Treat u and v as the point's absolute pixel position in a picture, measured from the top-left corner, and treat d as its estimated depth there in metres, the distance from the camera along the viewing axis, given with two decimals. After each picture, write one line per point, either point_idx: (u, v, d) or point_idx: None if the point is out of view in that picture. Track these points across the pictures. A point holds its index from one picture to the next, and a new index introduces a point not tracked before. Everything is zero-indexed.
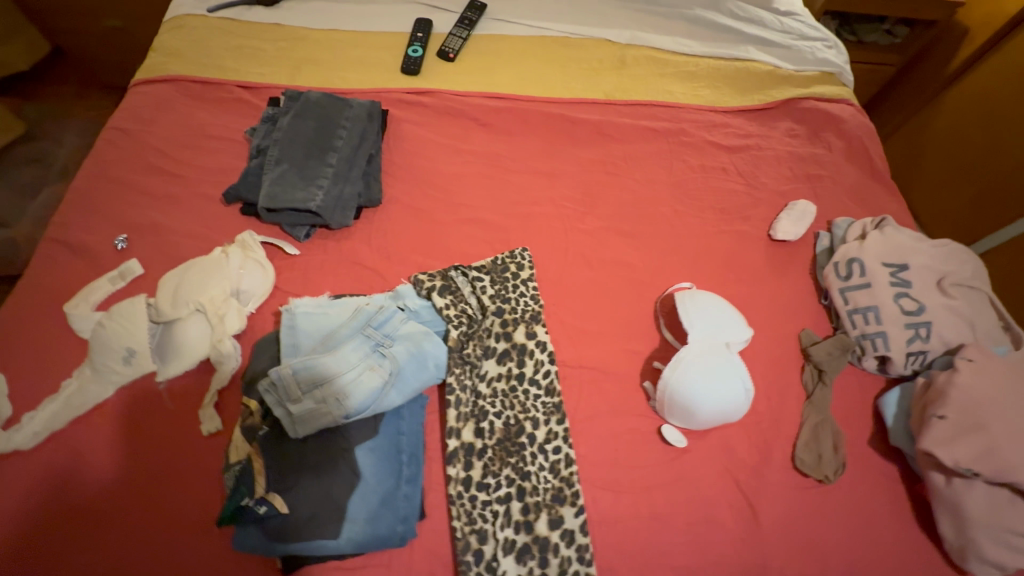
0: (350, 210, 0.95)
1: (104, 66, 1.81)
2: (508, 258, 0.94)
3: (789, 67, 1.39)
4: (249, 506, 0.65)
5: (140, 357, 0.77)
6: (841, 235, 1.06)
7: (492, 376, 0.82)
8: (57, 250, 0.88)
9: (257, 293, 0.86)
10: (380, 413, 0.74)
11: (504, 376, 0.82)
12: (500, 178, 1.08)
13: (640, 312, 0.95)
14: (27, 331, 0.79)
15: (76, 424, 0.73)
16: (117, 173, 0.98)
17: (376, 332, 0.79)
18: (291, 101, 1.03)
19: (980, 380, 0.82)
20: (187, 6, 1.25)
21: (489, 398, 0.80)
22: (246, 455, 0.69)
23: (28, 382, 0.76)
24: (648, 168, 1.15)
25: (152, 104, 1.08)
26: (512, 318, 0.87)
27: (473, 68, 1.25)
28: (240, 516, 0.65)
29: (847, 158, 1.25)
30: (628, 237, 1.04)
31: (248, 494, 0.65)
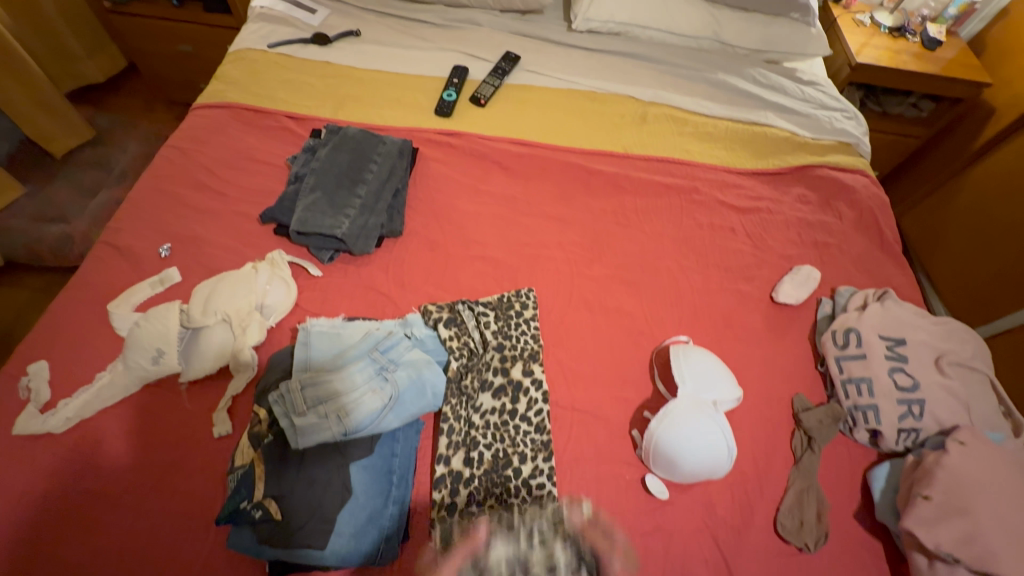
0: (372, 239, 1.02)
1: (170, 83, 1.99)
2: (514, 297, 0.99)
3: (806, 134, 1.44)
4: (246, 509, 0.70)
5: (167, 357, 0.83)
6: (843, 303, 1.08)
7: (485, 409, 0.86)
8: (108, 253, 0.98)
9: (280, 308, 0.93)
10: (376, 433, 0.79)
11: (497, 411, 0.87)
12: (515, 220, 1.15)
13: (635, 361, 0.98)
14: (73, 324, 0.88)
15: (103, 413, 0.80)
16: (170, 187, 1.08)
17: (381, 356, 0.84)
18: (332, 135, 1.13)
19: (970, 464, 0.82)
20: (250, 41, 1.39)
21: (480, 429, 0.84)
22: (250, 460, 0.75)
23: (66, 370, 0.83)
24: (658, 221, 1.20)
25: (208, 127, 1.19)
26: (510, 354, 0.91)
27: (502, 115, 1.34)
28: (236, 518, 0.70)
29: (857, 227, 1.28)
30: (631, 287, 1.08)
31: (247, 497, 0.71)
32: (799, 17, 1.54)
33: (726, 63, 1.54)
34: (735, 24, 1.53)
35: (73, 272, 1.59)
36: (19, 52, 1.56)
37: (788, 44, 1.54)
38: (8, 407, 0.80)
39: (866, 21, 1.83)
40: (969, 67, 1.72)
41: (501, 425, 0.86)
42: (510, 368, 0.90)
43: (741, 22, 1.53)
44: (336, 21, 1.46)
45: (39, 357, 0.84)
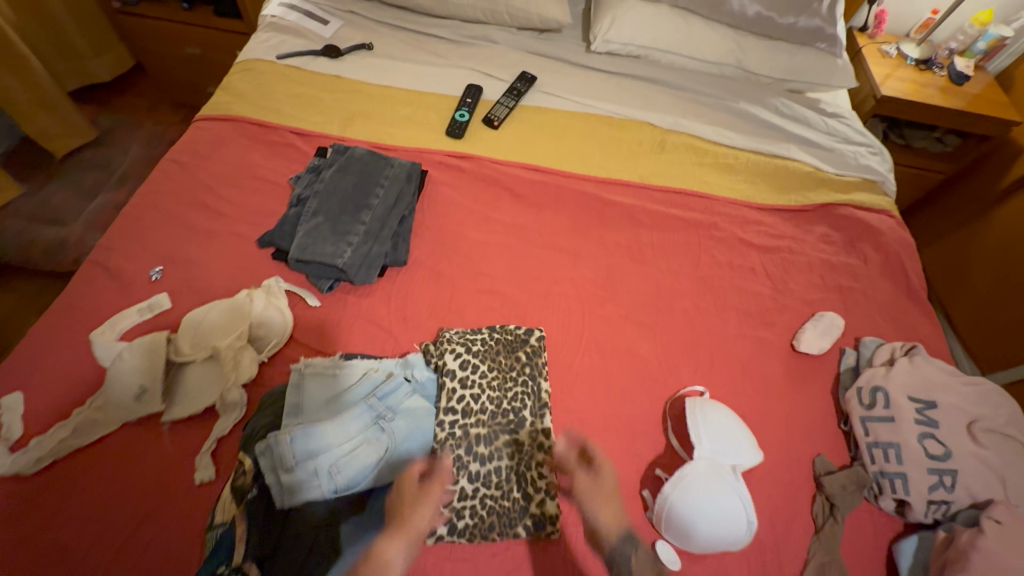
0: (375, 269, 0.97)
1: (178, 87, 1.95)
2: (521, 336, 0.93)
3: (830, 168, 1.38)
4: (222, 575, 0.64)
5: (151, 395, 0.78)
6: (868, 355, 1.02)
7: (485, 449, 0.80)
8: (96, 273, 0.93)
9: (274, 342, 0.87)
10: (370, 489, 0.74)
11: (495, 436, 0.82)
12: (526, 252, 1.09)
13: (647, 411, 0.93)
14: (52, 352, 0.83)
15: (78, 453, 0.75)
16: (166, 204, 1.03)
17: (379, 402, 0.79)
18: (339, 156, 1.08)
19: (1007, 547, 0.75)
20: (259, 51, 1.34)
21: (478, 458, 0.80)
22: (232, 517, 0.68)
23: (41, 404, 0.78)
24: (675, 258, 1.14)
25: (209, 141, 1.14)
26: (513, 395, 0.85)
27: (515, 138, 1.29)
28: None
29: (882, 272, 1.22)
30: (645, 329, 1.03)
31: (225, 562, 0.64)
32: (826, 48, 1.49)
33: (748, 92, 1.49)
34: (760, 51, 1.48)
35: (65, 278, 1.54)
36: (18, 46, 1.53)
37: (814, 74, 1.49)
38: None
39: (893, 51, 1.78)
40: (996, 103, 1.67)
41: (502, 471, 0.80)
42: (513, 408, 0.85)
43: (765, 50, 1.48)
44: (349, 34, 1.41)
45: (14, 388, 0.79)
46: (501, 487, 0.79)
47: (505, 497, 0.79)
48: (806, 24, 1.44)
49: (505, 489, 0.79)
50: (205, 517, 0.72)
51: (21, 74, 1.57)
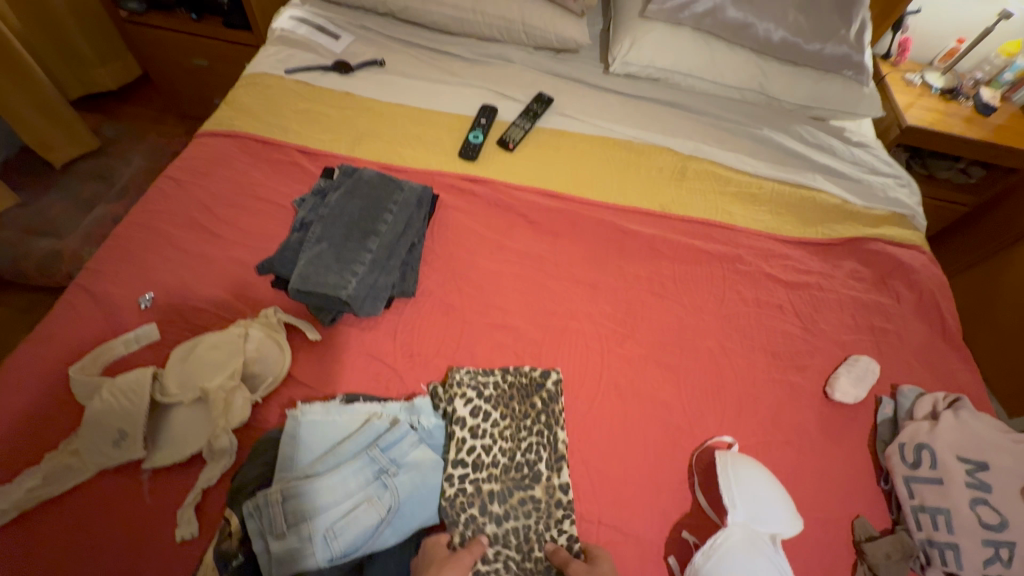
0: (381, 300, 0.90)
1: (184, 96, 1.91)
2: (537, 379, 0.85)
3: (858, 201, 1.32)
4: None
5: (131, 441, 0.70)
6: (908, 406, 0.95)
7: (499, 508, 0.74)
8: (81, 299, 0.86)
9: (270, 380, 0.81)
10: (371, 553, 0.67)
11: (508, 494, 0.75)
12: (541, 284, 1.03)
13: (670, 463, 0.86)
14: (28, 389, 0.76)
15: (50, 505, 0.68)
16: (160, 224, 0.97)
17: (381, 454, 0.72)
18: (345, 177, 1.02)
19: None
20: (267, 64, 1.29)
21: (493, 517, 0.73)
22: None
23: (12, 448, 0.71)
24: (698, 294, 1.08)
25: (210, 157, 1.09)
26: (528, 446, 0.78)
27: (531, 162, 1.24)
28: None
29: (917, 312, 1.15)
30: (668, 371, 0.96)
31: None
32: (853, 75, 1.43)
33: (771, 118, 1.45)
34: (784, 77, 1.43)
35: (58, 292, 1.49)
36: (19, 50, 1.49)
37: (839, 102, 1.44)
38: None
39: (916, 80, 1.73)
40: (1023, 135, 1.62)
41: (520, 531, 0.73)
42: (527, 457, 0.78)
43: (791, 75, 1.43)
44: (361, 49, 1.37)
45: None
46: (520, 550, 0.72)
47: (524, 563, 0.72)
48: (834, 50, 1.38)
49: (524, 552, 0.72)
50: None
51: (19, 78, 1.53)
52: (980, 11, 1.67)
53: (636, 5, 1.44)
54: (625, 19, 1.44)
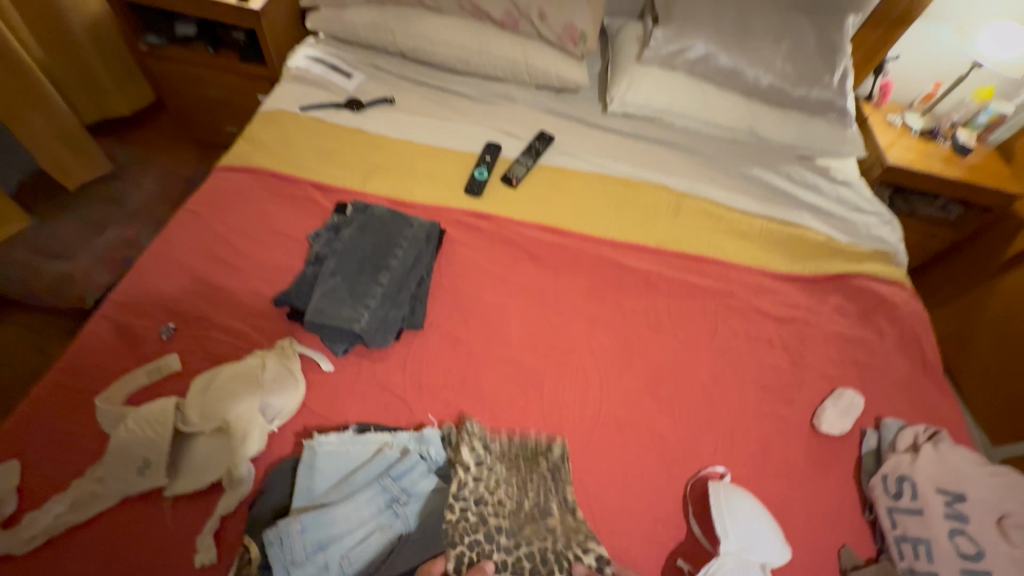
0: (391, 333, 0.95)
1: (196, 124, 1.97)
2: (542, 446, 0.85)
3: (842, 239, 1.40)
4: None
5: (155, 469, 0.74)
6: (891, 438, 1.00)
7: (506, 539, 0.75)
8: (106, 329, 0.90)
9: (285, 410, 0.85)
10: None
11: (512, 530, 0.76)
12: (543, 318, 1.08)
13: (666, 493, 0.90)
14: (55, 417, 0.79)
15: (75, 531, 0.71)
16: (181, 257, 1.01)
17: (393, 483, 0.76)
18: (358, 214, 1.07)
19: None
20: (283, 102, 1.36)
21: (500, 548, 0.74)
22: None
23: (40, 476, 0.74)
24: (692, 328, 1.13)
25: (229, 192, 1.14)
26: (535, 494, 0.80)
27: (533, 197, 1.30)
28: None
29: (899, 346, 1.21)
30: (664, 403, 1.01)
31: None
32: (836, 118, 1.52)
33: (761, 158, 1.53)
34: (773, 119, 1.52)
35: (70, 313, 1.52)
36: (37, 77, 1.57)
37: (825, 142, 1.52)
38: None
39: (897, 122, 1.82)
40: (998, 176, 1.71)
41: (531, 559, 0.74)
42: (537, 504, 0.80)
43: (778, 117, 1.52)
44: (372, 88, 1.44)
45: (11, 456, 0.76)
46: None
47: None
48: (818, 96, 1.48)
49: None
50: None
51: (34, 98, 1.59)
52: (955, 59, 1.78)
53: (632, 52, 1.54)
54: (623, 64, 1.52)
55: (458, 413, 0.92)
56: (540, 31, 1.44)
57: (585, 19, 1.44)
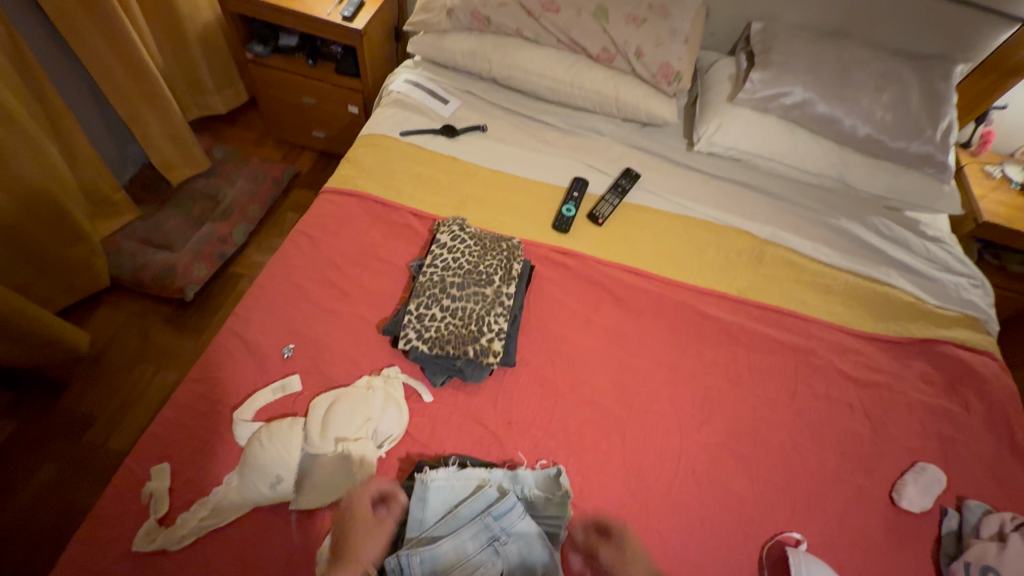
0: (487, 367, 1.01)
1: (286, 126, 2.05)
2: (505, 289, 1.09)
3: (931, 301, 1.35)
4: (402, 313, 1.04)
5: (285, 484, 0.84)
6: (974, 522, 1.00)
7: (456, 271, 1.09)
8: (236, 344, 1.00)
9: (393, 435, 0.93)
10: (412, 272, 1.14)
11: (459, 278, 1.08)
12: (626, 363, 1.12)
13: (741, 553, 0.94)
14: (197, 426, 0.90)
15: (215, 533, 0.81)
16: (297, 280, 1.10)
17: (494, 522, 0.84)
18: (441, 250, 1.13)
19: None
20: (383, 126, 1.43)
21: (446, 284, 1.07)
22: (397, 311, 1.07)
23: (187, 480, 0.85)
24: (772, 385, 1.14)
25: (336, 216, 1.22)
26: (489, 269, 1.11)
27: (616, 236, 1.33)
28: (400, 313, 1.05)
29: (987, 423, 1.17)
30: (741, 461, 1.03)
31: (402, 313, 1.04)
32: (933, 173, 1.46)
33: (849, 208, 1.50)
34: (864, 168, 1.48)
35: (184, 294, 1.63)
36: (156, 77, 1.66)
37: (917, 197, 1.48)
38: (129, 514, 0.82)
39: (996, 172, 1.72)
40: None
41: (463, 301, 1.06)
42: (487, 274, 1.10)
43: (871, 168, 1.48)
44: (466, 114, 1.50)
45: (161, 460, 0.87)
46: (453, 326, 1.03)
47: (459, 339, 1.01)
48: (917, 149, 1.43)
49: (461, 316, 1.04)
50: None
51: (152, 102, 1.71)
52: None
53: (725, 91, 1.53)
54: (713, 103, 1.52)
55: (546, 453, 0.97)
56: (635, 68, 1.46)
57: (681, 59, 1.45)
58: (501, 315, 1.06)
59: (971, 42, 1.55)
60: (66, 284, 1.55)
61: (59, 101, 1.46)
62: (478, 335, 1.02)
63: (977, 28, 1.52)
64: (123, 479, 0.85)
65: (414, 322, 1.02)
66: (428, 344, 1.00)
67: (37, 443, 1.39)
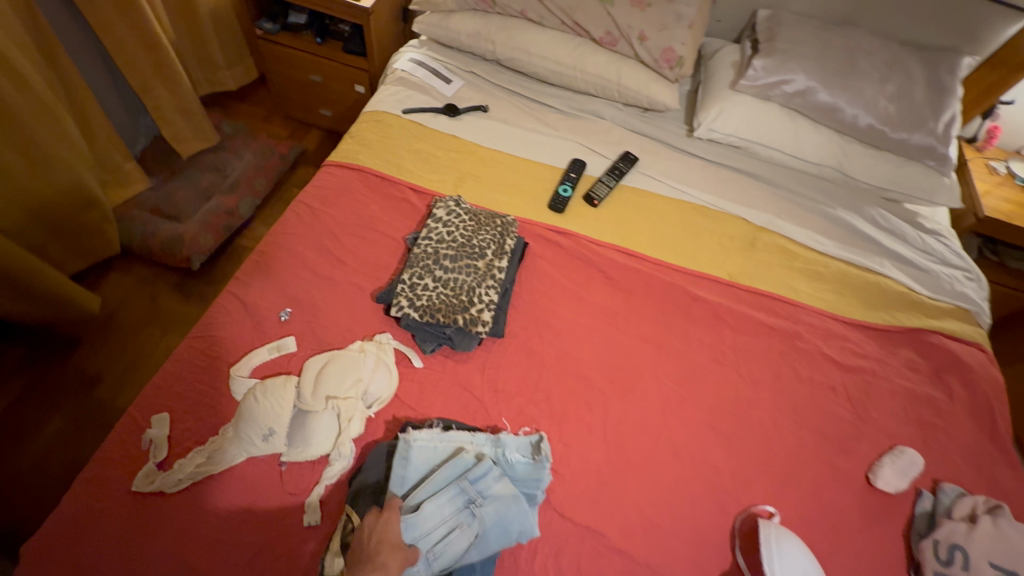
0: (476, 337, 1.04)
1: (294, 104, 2.08)
2: (497, 262, 1.12)
3: (923, 291, 1.36)
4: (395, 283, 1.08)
5: (277, 438, 0.89)
6: (947, 503, 1.02)
7: (450, 243, 1.12)
8: (235, 306, 1.04)
9: (382, 397, 0.97)
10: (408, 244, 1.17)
11: (452, 250, 1.11)
12: (613, 339, 1.14)
13: (715, 522, 0.97)
14: (196, 380, 0.94)
15: (209, 479, 0.86)
16: (297, 248, 1.14)
17: (470, 486, 0.88)
18: (437, 223, 1.16)
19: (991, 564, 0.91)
20: (386, 103, 1.46)
21: (440, 256, 1.10)
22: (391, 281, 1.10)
23: (185, 429, 0.90)
24: (756, 366, 1.17)
25: (337, 188, 1.25)
26: (482, 243, 1.14)
27: (611, 218, 1.35)
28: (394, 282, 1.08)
29: (970, 412, 1.19)
30: (721, 436, 1.06)
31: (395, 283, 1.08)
32: (934, 165, 1.46)
33: (848, 198, 1.50)
34: (865, 159, 1.48)
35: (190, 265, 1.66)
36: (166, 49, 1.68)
37: (917, 189, 1.48)
38: (130, 458, 0.87)
39: (1001, 168, 1.71)
40: None
41: (456, 273, 1.09)
42: (480, 248, 1.13)
43: (871, 159, 1.48)
44: (469, 94, 1.51)
45: (161, 409, 0.91)
46: (446, 295, 1.06)
47: (450, 307, 1.04)
48: (919, 140, 1.42)
49: (452, 286, 1.07)
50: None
51: (163, 74, 1.74)
52: None
53: (728, 77, 1.53)
54: (715, 89, 1.52)
55: (530, 421, 1.00)
56: (637, 52, 1.47)
57: (685, 44, 1.44)
58: (493, 287, 1.09)
59: (980, 34, 1.54)
60: (77, 250, 1.60)
61: (81, 81, 1.52)
62: (469, 304, 1.05)
63: (988, 21, 1.51)
64: (126, 425, 0.90)
65: (407, 290, 1.05)
66: (419, 312, 1.03)
67: (48, 399, 1.45)
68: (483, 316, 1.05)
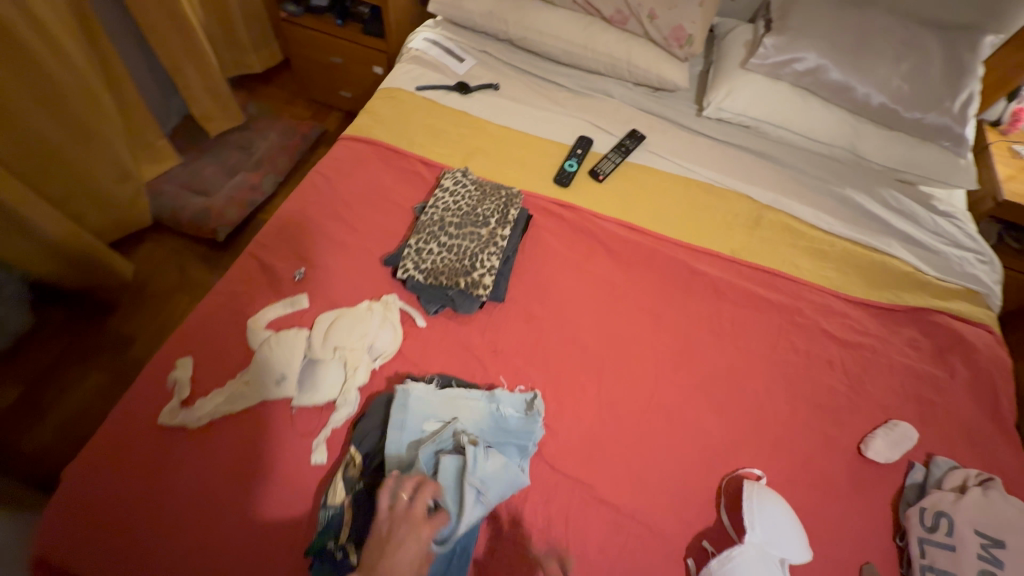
0: (477, 300, 1.09)
1: (315, 85, 2.15)
2: (500, 230, 1.17)
3: (931, 272, 1.35)
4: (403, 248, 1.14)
5: (288, 382, 0.95)
6: (938, 476, 1.03)
7: (455, 212, 1.18)
8: (254, 266, 1.12)
9: (386, 351, 1.03)
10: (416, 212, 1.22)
11: (457, 218, 1.17)
12: (611, 308, 1.18)
13: (702, 482, 1.00)
14: (218, 330, 1.02)
15: (227, 417, 0.93)
16: (312, 214, 1.20)
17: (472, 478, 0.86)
18: (444, 193, 1.21)
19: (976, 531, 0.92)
20: (400, 80, 1.51)
21: (445, 223, 1.16)
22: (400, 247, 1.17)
23: (207, 373, 0.98)
24: (753, 338, 1.19)
25: (351, 160, 1.31)
26: (487, 212, 1.19)
27: (615, 193, 1.38)
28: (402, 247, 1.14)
29: (971, 391, 1.18)
30: (713, 402, 1.09)
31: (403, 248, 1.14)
32: (950, 146, 1.44)
33: (858, 179, 1.48)
34: (877, 139, 1.47)
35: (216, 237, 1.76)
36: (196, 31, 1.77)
37: (931, 169, 1.46)
38: (158, 396, 0.95)
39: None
40: None
41: (460, 239, 1.14)
42: (484, 216, 1.18)
43: (884, 139, 1.47)
44: (480, 73, 1.56)
45: (186, 354, 1.00)
46: (449, 260, 1.12)
47: (453, 271, 1.10)
48: (933, 120, 1.40)
49: (456, 252, 1.13)
50: (310, 511, 0.87)
51: (193, 55, 1.83)
52: None
53: (739, 56, 1.53)
54: (726, 67, 1.53)
55: (526, 380, 1.05)
56: (647, 31, 1.48)
57: (694, 22, 1.45)
58: (495, 254, 1.13)
59: (1004, 12, 1.50)
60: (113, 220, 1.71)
61: (117, 60, 1.62)
62: (471, 269, 1.10)
63: None
64: (154, 367, 0.98)
65: (413, 255, 1.12)
66: (424, 274, 1.10)
67: (86, 355, 1.57)
68: (484, 280, 1.09)
